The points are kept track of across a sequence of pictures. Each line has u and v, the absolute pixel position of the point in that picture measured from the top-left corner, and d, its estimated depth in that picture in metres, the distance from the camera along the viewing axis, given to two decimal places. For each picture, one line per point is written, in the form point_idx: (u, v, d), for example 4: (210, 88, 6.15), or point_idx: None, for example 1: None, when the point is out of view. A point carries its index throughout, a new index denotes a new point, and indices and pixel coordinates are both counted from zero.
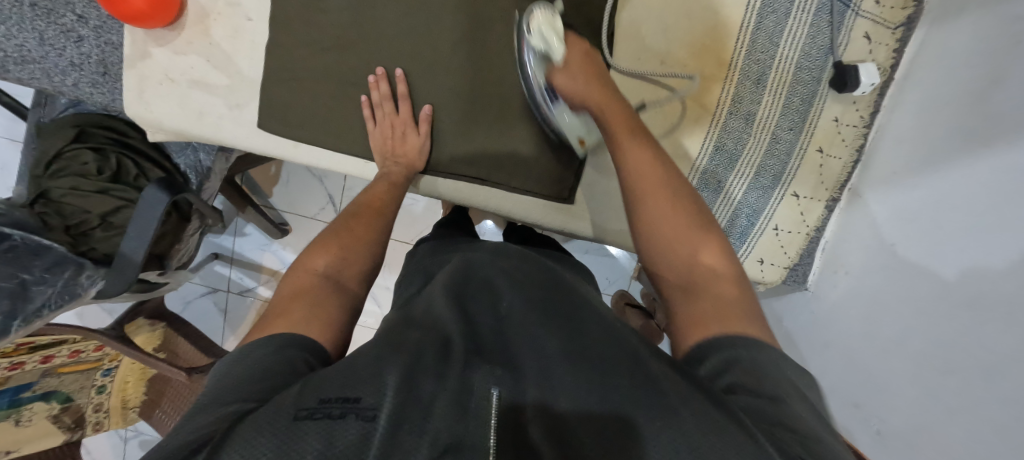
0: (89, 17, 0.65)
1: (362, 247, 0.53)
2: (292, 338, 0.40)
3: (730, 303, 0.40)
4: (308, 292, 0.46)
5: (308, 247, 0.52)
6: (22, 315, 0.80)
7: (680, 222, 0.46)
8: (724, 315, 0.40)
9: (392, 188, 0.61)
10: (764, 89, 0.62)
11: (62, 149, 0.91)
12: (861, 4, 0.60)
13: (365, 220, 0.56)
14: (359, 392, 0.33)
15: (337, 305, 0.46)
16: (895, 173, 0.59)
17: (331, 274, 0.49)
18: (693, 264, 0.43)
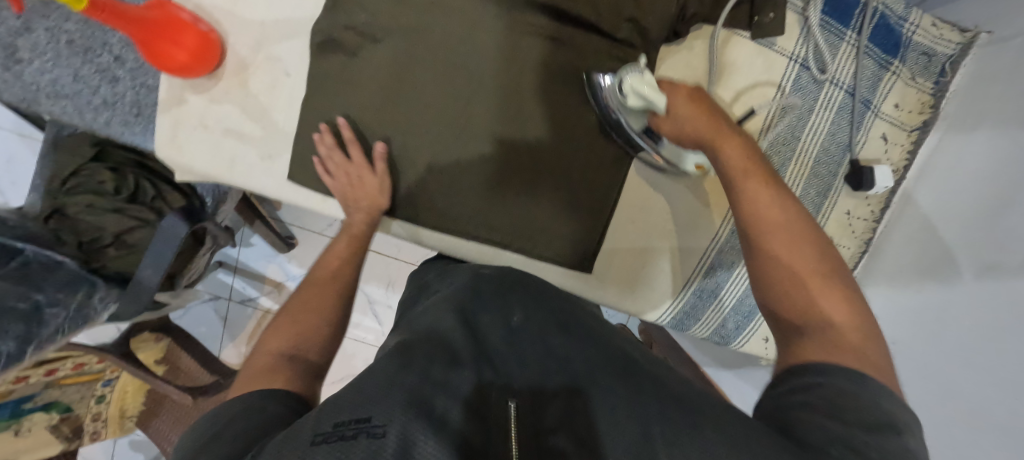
0: (127, 59, 0.66)
1: (317, 311, 0.57)
2: (270, 393, 0.44)
3: (843, 320, 0.45)
4: (269, 367, 0.49)
5: (264, 334, 0.55)
6: (36, 341, 0.80)
7: (790, 240, 0.49)
8: (833, 344, 0.43)
9: (352, 242, 0.65)
10: (782, 180, 0.64)
11: (79, 167, 0.92)
12: (880, 106, 0.63)
13: (317, 288, 0.60)
14: (370, 411, 0.36)
15: (295, 370, 0.49)
16: (905, 274, 0.62)
17: (289, 350, 0.52)
18: (804, 280, 0.47)
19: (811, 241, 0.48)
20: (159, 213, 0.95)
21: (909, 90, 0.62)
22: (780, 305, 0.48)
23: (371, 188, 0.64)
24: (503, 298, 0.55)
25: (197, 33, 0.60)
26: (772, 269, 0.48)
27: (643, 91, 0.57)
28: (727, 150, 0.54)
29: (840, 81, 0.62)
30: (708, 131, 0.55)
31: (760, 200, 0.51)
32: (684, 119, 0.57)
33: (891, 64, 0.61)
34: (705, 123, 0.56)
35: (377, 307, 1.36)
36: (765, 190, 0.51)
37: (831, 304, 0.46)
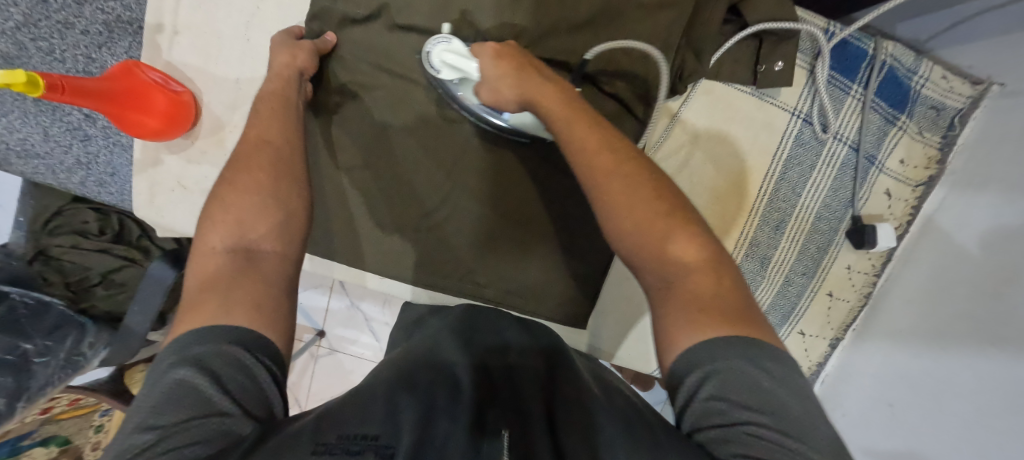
0: (97, 117, 0.63)
1: (264, 175, 0.48)
2: (236, 338, 0.39)
3: (701, 285, 0.38)
4: (221, 280, 0.42)
5: (206, 211, 0.47)
6: (24, 397, 0.78)
7: (624, 196, 0.41)
8: (696, 310, 0.37)
9: (283, 108, 0.52)
10: (782, 235, 0.62)
11: (62, 207, 0.90)
12: (885, 162, 0.60)
13: (256, 153, 0.49)
14: (377, 429, 0.35)
15: (253, 281, 0.42)
16: (903, 333, 0.60)
17: (240, 239, 0.45)
18: (653, 233, 0.40)
19: (645, 191, 0.41)
20: (146, 251, 0.92)
21: (915, 145, 0.60)
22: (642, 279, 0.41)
23: (284, 58, 0.55)
24: (502, 334, 0.55)
25: (167, 97, 0.57)
26: (624, 236, 0.41)
27: (454, 62, 0.54)
28: (548, 101, 0.47)
29: (843, 136, 0.59)
30: (522, 83, 0.49)
31: (588, 147, 0.43)
32: (495, 80, 0.50)
33: (898, 119, 0.59)
34: (512, 78, 0.49)
35: (374, 323, 1.33)
36: (594, 136, 0.44)
37: (683, 254, 0.40)
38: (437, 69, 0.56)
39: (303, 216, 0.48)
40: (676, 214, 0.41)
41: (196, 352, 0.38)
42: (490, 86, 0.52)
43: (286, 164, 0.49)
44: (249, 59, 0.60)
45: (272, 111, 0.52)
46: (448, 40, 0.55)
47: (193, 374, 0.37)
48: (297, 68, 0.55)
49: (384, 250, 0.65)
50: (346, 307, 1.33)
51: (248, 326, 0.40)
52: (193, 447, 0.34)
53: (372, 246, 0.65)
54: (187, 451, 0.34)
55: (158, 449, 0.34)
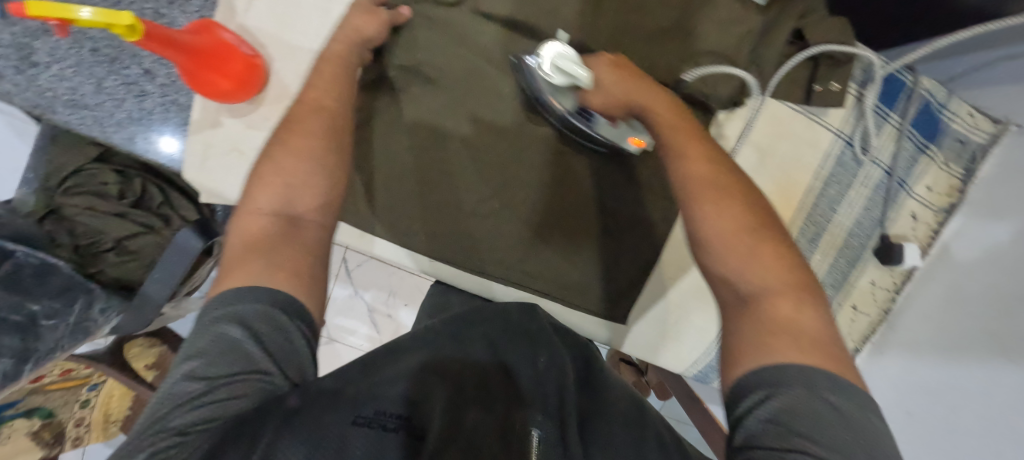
0: (157, 73, 0.62)
1: (314, 141, 0.49)
2: (266, 299, 0.41)
3: (778, 282, 0.43)
4: (264, 241, 0.45)
5: (255, 171, 0.49)
6: (33, 358, 0.77)
7: (711, 195, 0.46)
8: (768, 330, 0.40)
9: (331, 78, 0.53)
10: (816, 248, 0.66)
11: (82, 167, 0.87)
12: (913, 186, 0.65)
13: (305, 120, 0.50)
14: (411, 412, 0.38)
15: (292, 247, 0.45)
16: (922, 347, 0.65)
17: (285, 204, 0.47)
18: (736, 237, 0.44)
19: (734, 194, 0.47)
20: (167, 221, 0.90)
21: (941, 174, 0.65)
22: (722, 281, 0.45)
23: (360, 25, 0.56)
24: (525, 326, 0.55)
25: (245, 62, 0.57)
26: (709, 242, 0.45)
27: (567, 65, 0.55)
28: (652, 109, 0.53)
29: (880, 161, 0.64)
30: (639, 92, 0.54)
31: (685, 152, 0.49)
32: (613, 86, 0.55)
33: (928, 148, 0.64)
34: (633, 87, 0.54)
35: (375, 315, 1.33)
36: (700, 153, 0.49)
37: (774, 274, 0.43)
38: (547, 72, 0.56)
39: (343, 186, 0.50)
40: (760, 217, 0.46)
41: (237, 309, 0.40)
42: (608, 95, 0.56)
43: (337, 130, 0.51)
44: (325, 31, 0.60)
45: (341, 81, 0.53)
46: (558, 45, 0.56)
47: (235, 331, 0.39)
48: (362, 33, 0.56)
49: (438, 232, 0.66)
50: (349, 296, 1.32)
51: (289, 290, 0.42)
52: (232, 400, 0.36)
53: (424, 228, 0.66)
54: (231, 403, 0.36)
55: (204, 398, 0.36)
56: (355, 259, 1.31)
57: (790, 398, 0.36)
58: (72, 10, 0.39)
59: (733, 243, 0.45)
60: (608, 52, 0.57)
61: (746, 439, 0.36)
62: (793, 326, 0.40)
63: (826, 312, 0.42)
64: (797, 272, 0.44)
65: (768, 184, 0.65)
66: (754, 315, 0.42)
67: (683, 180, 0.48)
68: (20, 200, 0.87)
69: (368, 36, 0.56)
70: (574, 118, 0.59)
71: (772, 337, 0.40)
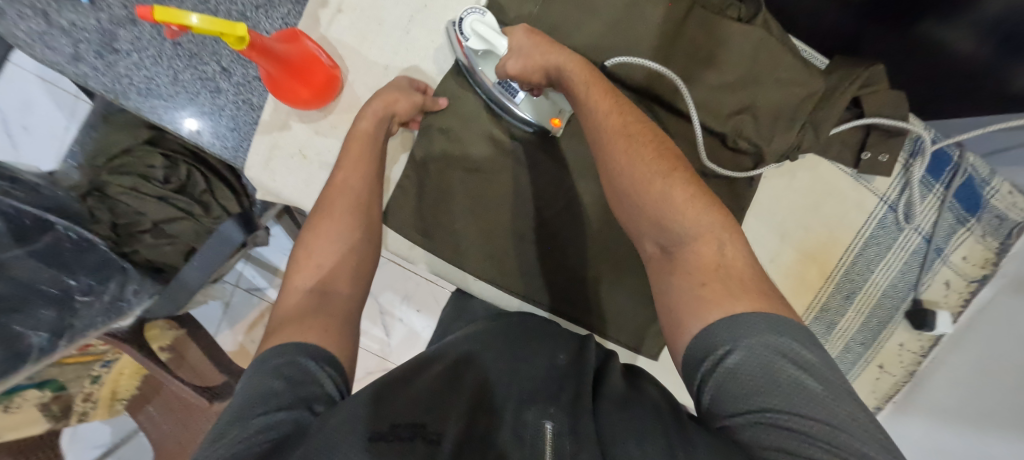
0: (234, 72, 0.65)
1: (342, 227, 0.55)
2: (308, 352, 0.44)
3: (695, 226, 0.47)
4: (303, 310, 0.49)
5: (293, 257, 0.54)
6: (67, 335, 0.78)
7: (625, 142, 0.50)
8: (721, 286, 0.44)
9: (357, 152, 0.58)
10: (850, 305, 0.68)
11: (132, 147, 0.88)
12: (950, 255, 0.67)
13: (334, 208, 0.56)
14: (423, 419, 0.41)
15: (325, 314, 0.49)
16: (951, 413, 0.68)
17: (320, 285, 0.52)
18: (651, 179, 0.48)
19: (648, 140, 0.51)
20: (206, 207, 0.89)
21: (977, 246, 0.67)
22: (643, 223, 0.49)
23: (378, 106, 0.59)
24: (544, 336, 0.60)
25: (327, 73, 0.59)
26: (633, 199, 0.49)
27: (484, 34, 0.59)
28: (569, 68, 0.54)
29: (920, 228, 0.66)
30: (555, 52, 0.55)
31: (601, 104, 0.52)
32: (531, 50, 0.56)
33: (968, 220, 0.66)
34: (552, 51, 0.55)
35: (387, 317, 1.33)
36: (616, 117, 0.52)
37: (696, 220, 0.47)
38: (466, 36, 0.59)
39: (367, 260, 0.56)
40: (672, 159, 0.50)
41: (273, 363, 0.43)
42: (522, 60, 0.56)
43: (363, 210, 0.57)
44: (403, 50, 0.64)
45: (363, 148, 0.59)
46: (480, 15, 0.60)
47: (277, 382, 0.41)
48: (394, 110, 0.59)
49: (487, 253, 0.66)
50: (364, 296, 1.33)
51: (319, 346, 0.45)
52: (263, 433, 0.38)
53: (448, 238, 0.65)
54: (262, 435, 0.38)
55: (240, 431, 0.38)
56: None
57: (750, 355, 0.40)
58: (185, 17, 0.42)
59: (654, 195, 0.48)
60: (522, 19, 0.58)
61: (711, 407, 0.41)
62: (721, 269, 0.45)
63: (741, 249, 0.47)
64: (713, 211, 0.48)
65: (810, 239, 0.67)
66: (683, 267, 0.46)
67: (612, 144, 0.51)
68: (64, 173, 0.90)
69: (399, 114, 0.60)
70: (499, 86, 0.61)
71: (710, 292, 0.44)
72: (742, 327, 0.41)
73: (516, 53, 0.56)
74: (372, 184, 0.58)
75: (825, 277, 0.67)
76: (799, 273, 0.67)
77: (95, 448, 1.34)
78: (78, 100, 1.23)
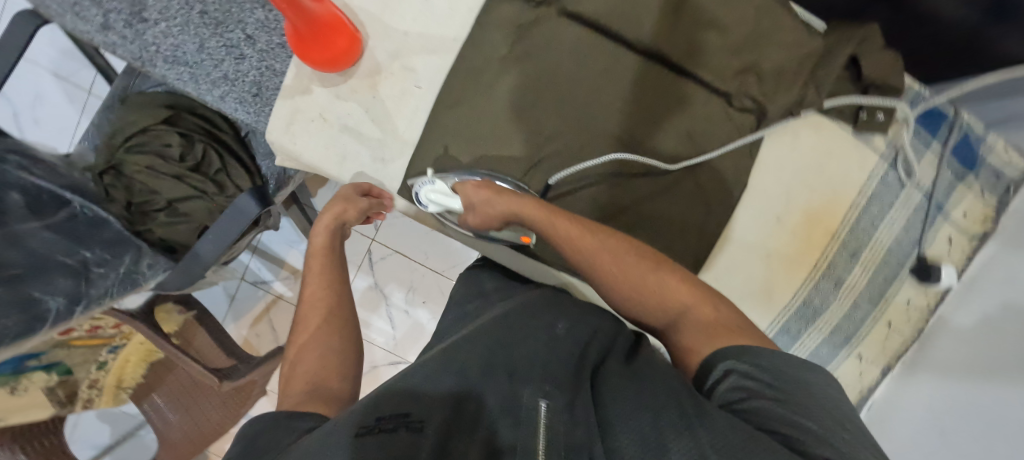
0: (258, 40, 0.67)
1: (319, 332, 0.57)
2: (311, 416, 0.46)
3: (685, 298, 0.53)
4: (303, 399, 0.50)
5: (285, 363, 0.56)
6: (85, 300, 0.78)
7: (608, 256, 0.55)
8: (714, 328, 0.50)
9: (324, 255, 0.64)
10: (856, 263, 0.70)
11: (148, 126, 0.88)
12: (951, 212, 0.69)
13: (309, 319, 0.58)
14: (409, 409, 0.44)
15: (329, 396, 0.51)
16: (951, 369, 0.68)
17: (310, 384, 0.52)
18: (642, 281, 0.54)
19: (625, 250, 0.56)
20: (221, 187, 0.89)
21: (977, 203, 0.69)
22: (645, 309, 0.54)
23: (339, 212, 0.64)
24: (547, 309, 0.61)
25: (349, 38, 0.62)
26: (636, 301, 0.54)
27: (439, 196, 0.64)
28: (527, 211, 0.59)
29: (920, 185, 0.68)
30: (505, 202, 0.59)
31: (573, 231, 0.56)
32: (481, 206, 0.61)
33: (966, 177, 0.69)
34: (504, 202, 0.60)
35: (392, 309, 1.33)
36: (592, 243, 0.56)
37: (688, 301, 0.53)
38: (424, 203, 0.65)
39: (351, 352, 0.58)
40: (652, 258, 0.56)
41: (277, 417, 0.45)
42: (480, 211, 0.62)
43: (338, 317, 0.59)
44: (422, 18, 0.66)
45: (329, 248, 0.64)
46: (429, 181, 0.64)
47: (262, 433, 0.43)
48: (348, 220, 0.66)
49: None
50: (370, 289, 1.33)
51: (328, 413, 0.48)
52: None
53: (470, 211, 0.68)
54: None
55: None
56: (380, 251, 1.32)
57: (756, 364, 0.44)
58: None
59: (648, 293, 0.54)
60: (463, 179, 0.62)
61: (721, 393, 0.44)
62: (721, 323, 0.50)
63: (728, 304, 0.53)
64: (691, 284, 0.54)
65: (815, 198, 0.69)
66: (687, 324, 0.52)
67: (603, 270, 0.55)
68: (80, 155, 0.91)
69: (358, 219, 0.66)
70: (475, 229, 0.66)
71: (707, 335, 0.49)
72: (739, 352, 0.46)
73: (474, 208, 0.62)
74: (341, 286, 0.62)
75: (830, 235, 0.69)
76: (805, 231, 0.69)
77: (91, 449, 1.31)
78: (89, 94, 1.25)
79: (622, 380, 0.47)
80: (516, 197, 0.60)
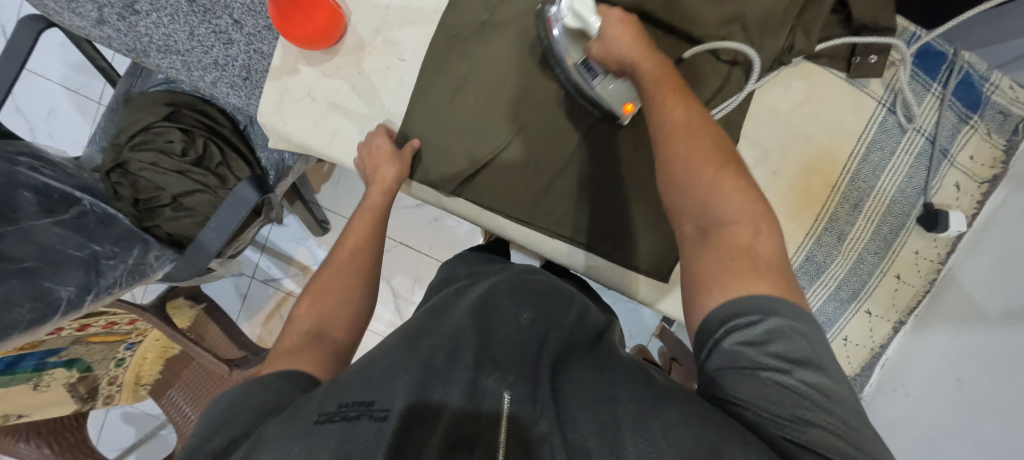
0: (245, 24, 0.69)
1: (347, 281, 0.60)
2: (296, 380, 0.47)
3: (740, 213, 0.45)
4: (294, 348, 0.52)
5: (303, 291, 0.60)
6: (95, 290, 0.79)
7: (681, 142, 0.49)
8: (743, 258, 0.44)
9: (367, 213, 0.65)
10: (859, 214, 0.68)
11: (151, 124, 0.90)
12: (956, 156, 0.67)
13: (342, 264, 0.60)
14: (374, 396, 0.41)
15: (319, 353, 0.52)
16: (967, 318, 0.65)
17: (315, 329, 0.55)
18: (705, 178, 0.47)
19: (707, 133, 0.49)
20: (223, 180, 0.91)
21: (983, 144, 0.66)
22: (687, 206, 0.48)
23: (391, 175, 0.63)
24: (525, 296, 0.61)
25: (330, 12, 0.63)
26: (678, 187, 0.48)
27: (580, 10, 0.56)
28: (645, 67, 0.54)
29: (923, 129, 0.66)
30: (636, 53, 0.54)
31: (670, 101, 0.51)
32: (613, 40, 0.55)
33: (970, 118, 0.66)
34: (631, 47, 0.55)
35: (400, 301, 1.34)
36: (679, 115, 0.50)
37: (739, 214, 0.45)
38: (557, 17, 0.58)
39: (365, 314, 0.59)
40: (727, 156, 0.48)
41: (249, 393, 0.45)
42: (604, 47, 0.56)
43: (364, 274, 0.60)
44: None
45: (370, 212, 0.65)
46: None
47: (236, 407, 0.44)
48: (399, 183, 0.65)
49: (492, 181, 0.67)
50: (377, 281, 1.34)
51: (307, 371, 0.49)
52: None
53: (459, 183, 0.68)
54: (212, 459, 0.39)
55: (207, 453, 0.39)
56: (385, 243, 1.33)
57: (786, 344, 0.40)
58: None
59: (708, 180, 0.47)
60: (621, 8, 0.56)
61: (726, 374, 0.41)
62: (752, 251, 0.44)
63: (780, 235, 0.46)
64: (758, 200, 0.46)
65: (812, 149, 0.67)
66: (720, 242, 0.45)
67: (671, 139, 0.49)
68: (89, 158, 0.95)
69: (398, 181, 0.64)
70: (577, 71, 0.60)
71: (732, 267, 0.44)
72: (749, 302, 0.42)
73: (599, 40, 0.57)
74: (376, 247, 0.63)
75: (830, 187, 0.67)
76: (804, 183, 0.67)
77: (117, 450, 1.34)
78: (101, 106, 1.29)
79: (582, 372, 0.48)
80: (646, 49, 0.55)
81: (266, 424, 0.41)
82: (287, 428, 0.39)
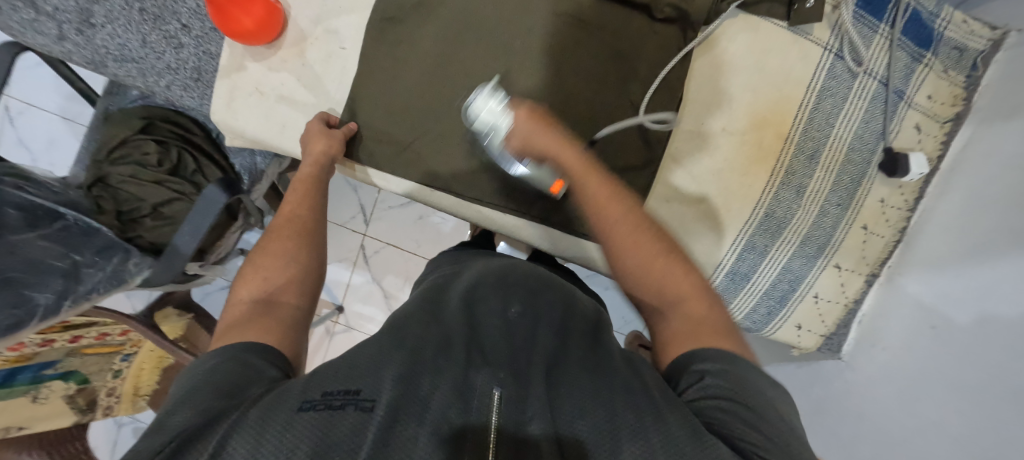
0: (193, 27, 0.71)
1: (289, 244, 0.56)
2: (247, 348, 0.44)
3: (683, 292, 0.48)
4: (241, 318, 0.48)
5: (240, 275, 0.54)
6: (72, 296, 0.82)
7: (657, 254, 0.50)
8: (693, 323, 0.46)
9: (303, 188, 0.62)
10: (816, 165, 0.65)
11: (127, 138, 0.93)
12: (914, 97, 0.65)
13: (283, 230, 0.57)
14: (360, 384, 0.38)
15: (278, 318, 0.49)
16: (937, 263, 0.62)
17: (264, 296, 0.51)
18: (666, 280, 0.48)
19: (645, 221, 0.52)
20: (198, 187, 0.95)
21: (942, 83, 0.65)
22: (642, 294, 0.50)
23: (321, 147, 0.64)
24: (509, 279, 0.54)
25: (265, 5, 0.65)
26: (630, 274, 0.50)
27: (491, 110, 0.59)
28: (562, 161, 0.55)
29: (874, 72, 0.64)
30: (541, 145, 0.56)
31: (602, 193, 0.53)
32: (525, 133, 0.57)
33: (923, 56, 0.64)
34: (545, 139, 0.56)
35: (392, 301, 1.34)
36: (619, 205, 0.52)
37: (681, 292, 0.48)
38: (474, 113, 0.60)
39: (319, 278, 0.56)
40: (668, 242, 0.51)
41: (209, 370, 0.42)
42: (522, 144, 0.57)
43: (312, 239, 0.58)
44: None
45: (307, 192, 0.62)
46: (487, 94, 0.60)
47: (201, 379, 0.41)
48: (330, 156, 0.65)
49: (444, 156, 0.68)
50: (367, 283, 1.35)
51: (260, 337, 0.45)
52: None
53: (411, 166, 0.68)
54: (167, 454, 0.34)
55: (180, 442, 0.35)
56: (373, 245, 1.34)
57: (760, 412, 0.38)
58: None
59: (649, 269, 0.49)
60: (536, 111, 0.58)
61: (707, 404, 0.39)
62: (703, 320, 0.46)
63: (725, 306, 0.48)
64: (696, 276, 0.49)
65: (762, 100, 0.65)
66: (677, 312, 0.47)
67: (611, 231, 0.51)
68: (74, 176, 0.99)
69: (331, 155, 0.64)
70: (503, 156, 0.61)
71: (681, 330, 0.46)
72: (704, 353, 0.43)
73: (512, 135, 0.58)
74: (320, 213, 0.61)
75: (784, 139, 0.65)
76: (755, 138, 0.66)
77: None
78: None
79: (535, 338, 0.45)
80: (563, 148, 0.55)
81: (252, 403, 0.37)
82: (243, 413, 0.36)
